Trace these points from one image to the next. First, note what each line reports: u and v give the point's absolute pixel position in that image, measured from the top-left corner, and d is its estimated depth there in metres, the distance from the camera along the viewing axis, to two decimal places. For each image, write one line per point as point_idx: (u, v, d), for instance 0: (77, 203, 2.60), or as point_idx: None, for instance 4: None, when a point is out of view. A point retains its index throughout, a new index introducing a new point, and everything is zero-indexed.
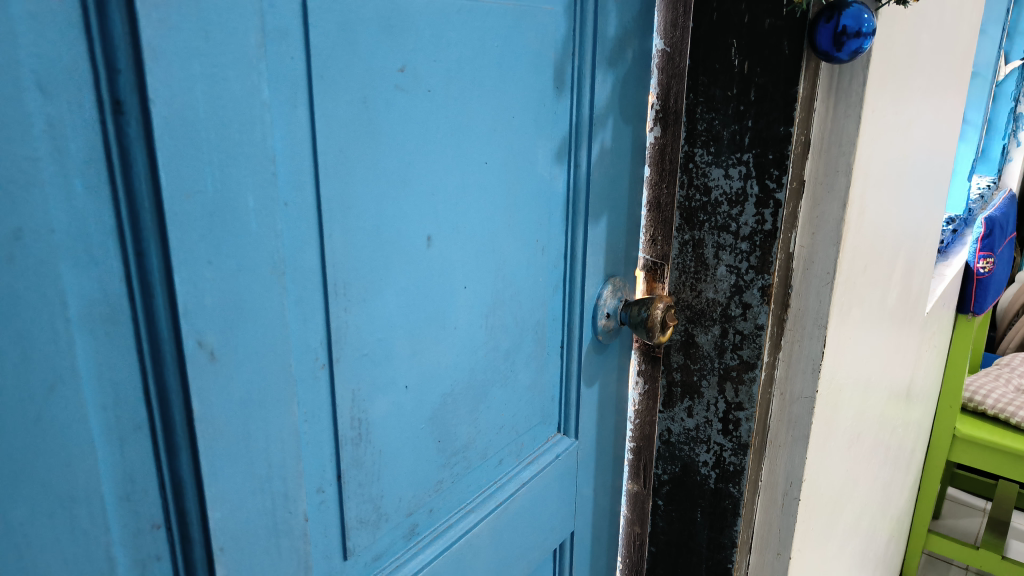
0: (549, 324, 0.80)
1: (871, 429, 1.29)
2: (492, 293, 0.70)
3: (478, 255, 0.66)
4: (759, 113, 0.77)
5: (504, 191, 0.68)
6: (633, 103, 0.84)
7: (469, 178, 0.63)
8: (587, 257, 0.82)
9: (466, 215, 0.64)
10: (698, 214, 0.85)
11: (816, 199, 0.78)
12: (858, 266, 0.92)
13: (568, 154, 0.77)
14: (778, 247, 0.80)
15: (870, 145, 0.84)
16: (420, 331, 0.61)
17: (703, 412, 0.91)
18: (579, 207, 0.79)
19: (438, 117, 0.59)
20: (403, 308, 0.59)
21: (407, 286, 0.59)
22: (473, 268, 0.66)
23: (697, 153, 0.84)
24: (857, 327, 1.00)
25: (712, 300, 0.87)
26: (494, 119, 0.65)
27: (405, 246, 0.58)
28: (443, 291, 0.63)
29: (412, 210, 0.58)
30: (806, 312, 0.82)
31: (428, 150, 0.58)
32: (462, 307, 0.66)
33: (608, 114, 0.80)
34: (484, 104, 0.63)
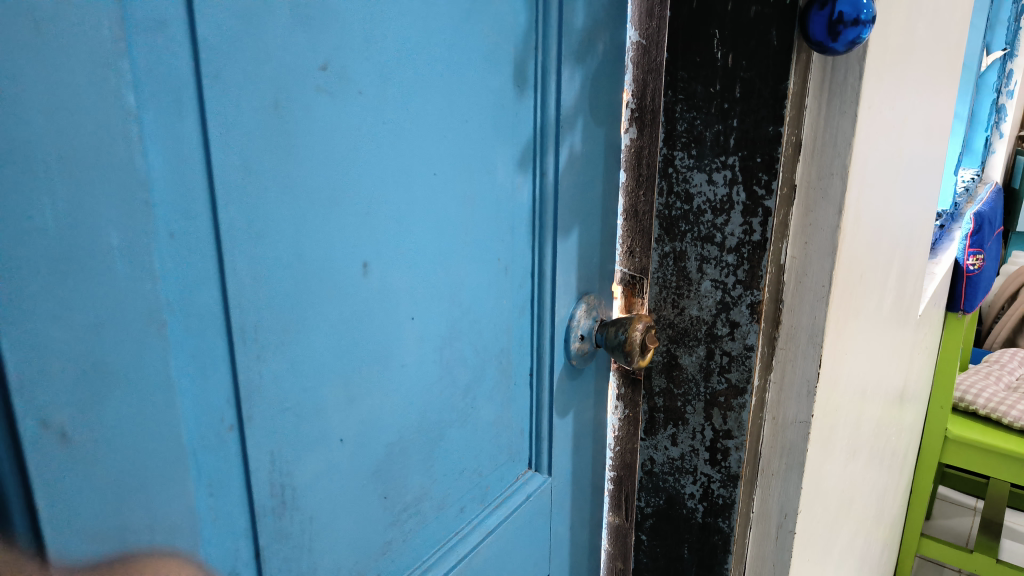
0: (515, 352, 0.71)
1: (865, 444, 1.21)
2: (445, 323, 0.61)
3: (425, 281, 0.58)
4: (746, 111, 0.69)
5: (457, 206, 0.60)
6: (606, 102, 0.76)
7: (415, 195, 0.55)
8: (557, 275, 0.73)
9: (415, 239, 0.56)
10: (679, 223, 0.77)
11: (809, 206, 0.71)
12: (855, 275, 0.85)
13: (532, 162, 0.68)
14: (769, 259, 0.71)
15: (866, 146, 0.76)
16: (358, 376, 0.52)
17: (688, 440, 0.83)
18: (546, 220, 0.71)
19: (370, 123, 0.50)
20: (334, 350, 0.50)
21: (340, 324, 0.50)
22: (422, 296, 0.58)
23: (675, 155, 0.76)
24: (853, 341, 0.93)
25: (697, 318, 0.78)
26: (442, 124, 0.56)
27: (336, 280, 0.49)
28: (385, 324, 0.54)
29: (341, 234, 0.49)
30: (798, 327, 0.75)
31: (360, 161, 0.49)
32: (409, 341, 0.57)
33: (576, 117, 0.71)
34: (430, 106, 0.55)
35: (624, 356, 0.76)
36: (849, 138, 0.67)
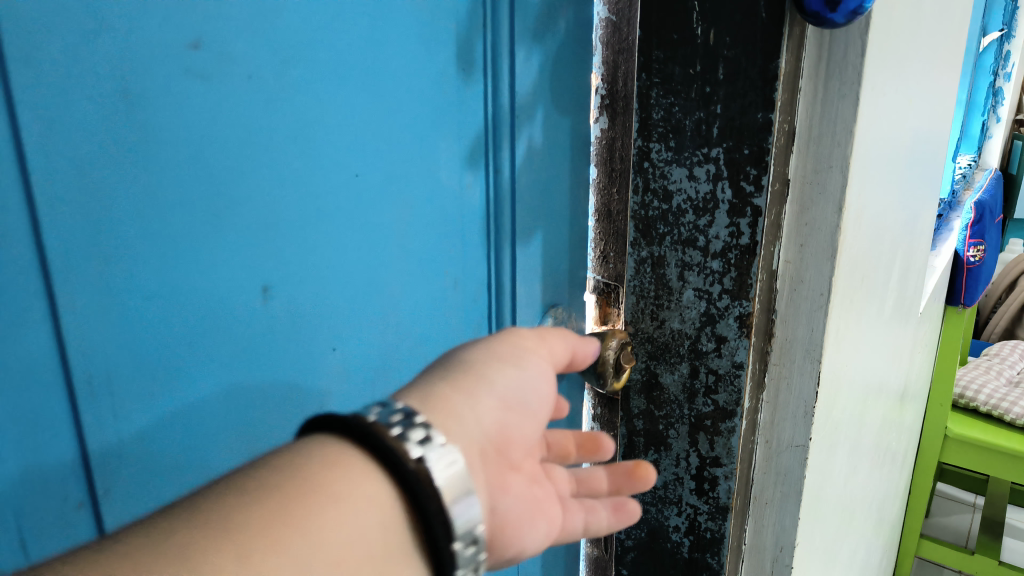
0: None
1: (866, 458, 1.12)
2: (366, 346, 0.53)
3: (343, 300, 0.50)
4: (731, 95, 0.60)
5: (388, 212, 0.52)
6: (572, 87, 0.66)
7: (328, 202, 0.47)
8: (516, 287, 0.65)
9: (329, 258, 0.48)
10: (656, 225, 0.68)
11: (805, 203, 0.61)
12: (854, 278, 0.76)
13: (484, 158, 0.59)
14: (759, 264, 0.63)
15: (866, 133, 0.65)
16: (256, 421, 0.46)
17: (671, 468, 0.73)
18: (502, 224, 0.62)
19: (259, 113, 0.42)
20: (220, 384, 0.43)
21: (234, 356, 0.43)
22: (339, 318, 0.50)
23: (651, 147, 0.66)
24: (852, 349, 0.84)
25: (678, 332, 0.69)
26: (367, 115, 0.49)
27: (234, 309, 0.43)
28: (287, 354, 0.47)
29: (219, 252, 0.41)
30: (795, 340, 0.65)
31: (244, 163, 0.42)
32: (331, 375, 0.51)
33: (538, 105, 0.62)
34: (345, 96, 0.47)
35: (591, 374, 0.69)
36: (851, 124, 0.58)
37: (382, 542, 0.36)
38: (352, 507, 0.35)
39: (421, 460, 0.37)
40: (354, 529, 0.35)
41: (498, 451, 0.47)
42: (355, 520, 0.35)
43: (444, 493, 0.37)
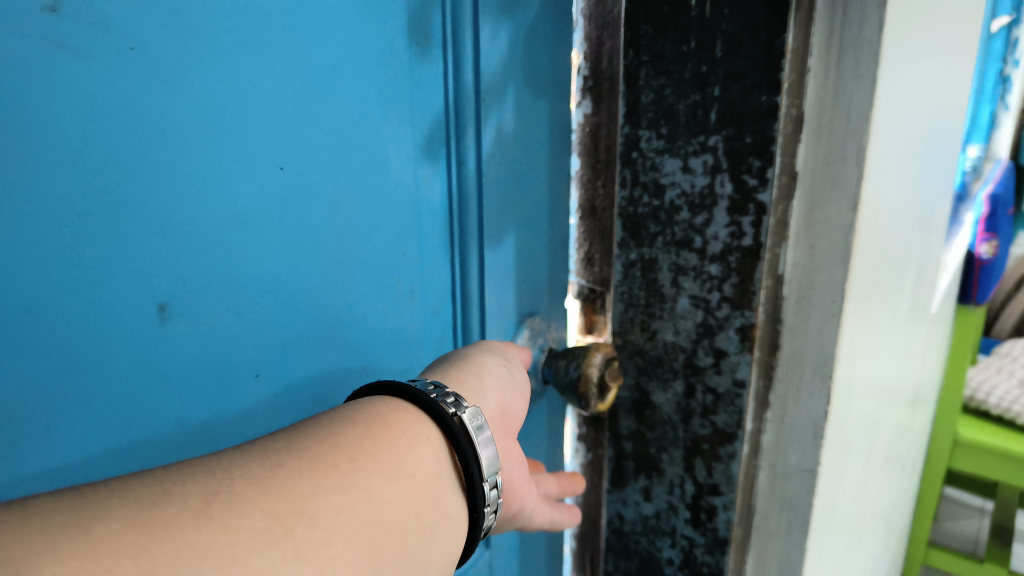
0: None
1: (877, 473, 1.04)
2: (307, 374, 0.44)
3: (275, 319, 0.41)
4: (731, 75, 0.52)
5: (328, 211, 0.44)
6: (548, 67, 0.58)
7: (247, 195, 0.38)
8: (485, 296, 0.57)
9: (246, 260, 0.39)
10: (647, 223, 0.60)
11: (815, 198, 0.52)
12: (870, 280, 0.68)
13: (445, 147, 0.51)
14: (764, 269, 0.54)
15: (888, 116, 0.56)
16: (142, 458, 0.35)
17: (664, 495, 0.66)
18: (467, 224, 0.54)
19: (155, 94, 0.33)
20: (94, 426, 0.32)
21: (126, 388, 0.34)
22: (270, 342, 0.41)
23: (640, 135, 0.58)
24: (867, 356, 0.76)
25: (672, 345, 0.61)
26: (298, 96, 0.40)
27: (121, 327, 0.33)
28: (202, 389, 0.38)
29: (98, 266, 0.32)
30: (804, 354, 0.55)
31: (136, 151, 0.32)
32: (251, 398, 0.41)
33: (508, 87, 0.54)
34: (266, 75, 0.38)
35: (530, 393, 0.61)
36: (868, 109, 0.48)
37: (431, 478, 0.41)
38: (410, 447, 0.41)
39: (454, 415, 0.43)
40: (410, 464, 0.40)
41: (500, 418, 0.50)
42: (410, 457, 0.40)
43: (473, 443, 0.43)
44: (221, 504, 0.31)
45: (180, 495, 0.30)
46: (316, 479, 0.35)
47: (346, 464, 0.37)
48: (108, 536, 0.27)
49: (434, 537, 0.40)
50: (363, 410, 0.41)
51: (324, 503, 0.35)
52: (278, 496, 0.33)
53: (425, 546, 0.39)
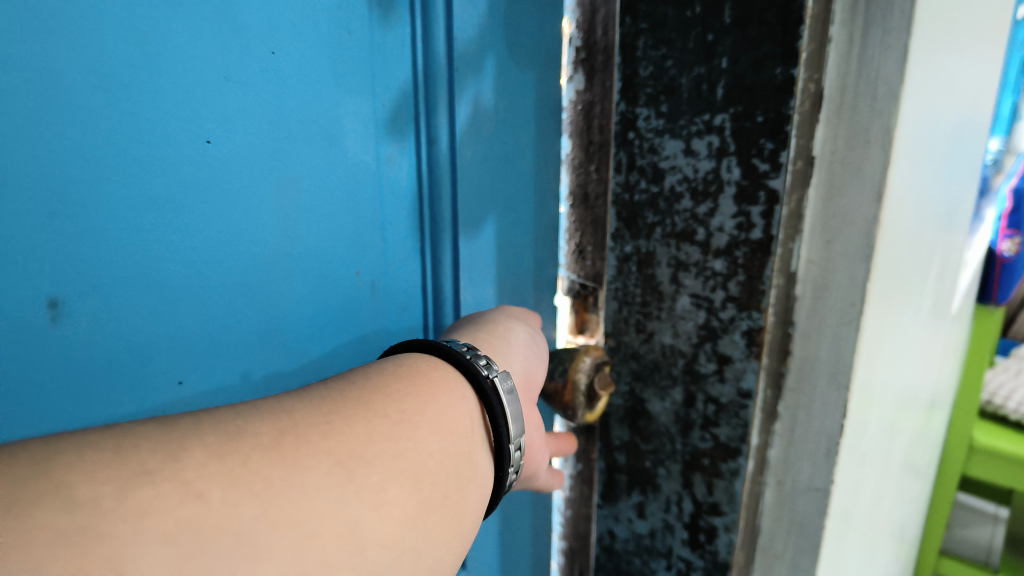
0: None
1: (892, 489, 0.96)
2: (245, 384, 0.38)
3: (208, 318, 0.35)
4: (739, 45, 0.46)
5: (272, 195, 0.37)
6: (535, 37, 0.52)
7: (170, 160, 0.32)
8: (461, 292, 0.50)
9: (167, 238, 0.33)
10: (644, 213, 0.53)
11: (833, 188, 0.45)
12: (894, 279, 0.61)
13: (415, 122, 0.45)
14: (774, 265, 0.48)
15: (921, 92, 0.49)
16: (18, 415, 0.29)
17: (660, 513, 0.60)
18: (440, 210, 0.48)
19: (54, 34, 0.27)
20: None
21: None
22: (199, 345, 0.35)
23: (638, 113, 0.52)
24: (887, 362, 0.69)
25: (670, 349, 0.55)
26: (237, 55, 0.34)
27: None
28: (112, 398, 0.32)
29: None
30: (817, 361, 0.49)
31: (11, 113, 0.27)
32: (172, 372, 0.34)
33: (489, 54, 0.48)
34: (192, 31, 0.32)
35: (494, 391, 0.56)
36: (897, 87, 0.41)
37: (469, 435, 0.39)
38: (451, 404, 0.38)
39: (487, 379, 0.41)
40: (451, 419, 0.37)
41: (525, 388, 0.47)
42: (450, 415, 0.38)
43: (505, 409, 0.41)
44: (289, 445, 0.29)
45: (228, 442, 0.28)
46: (368, 429, 0.33)
47: (395, 417, 0.35)
48: (194, 467, 0.26)
49: (476, 492, 0.38)
50: (398, 366, 0.38)
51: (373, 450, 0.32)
52: (338, 442, 0.31)
53: (469, 500, 0.37)
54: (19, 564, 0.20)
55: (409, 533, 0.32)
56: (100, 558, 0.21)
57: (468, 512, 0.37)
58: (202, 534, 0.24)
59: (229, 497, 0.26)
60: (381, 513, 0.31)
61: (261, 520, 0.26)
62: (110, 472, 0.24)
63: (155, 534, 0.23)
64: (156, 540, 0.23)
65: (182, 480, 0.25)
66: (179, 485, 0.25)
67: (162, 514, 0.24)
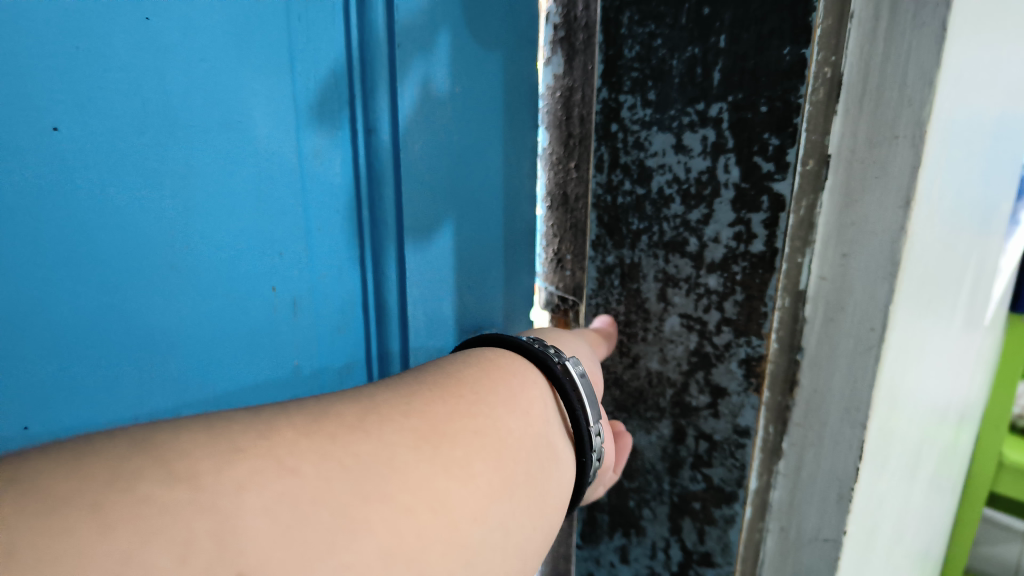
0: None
1: (920, 521, 0.85)
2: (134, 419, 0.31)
3: (66, 345, 0.29)
4: (739, 20, 0.39)
5: (155, 195, 0.30)
6: (502, 13, 0.44)
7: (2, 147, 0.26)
8: (408, 307, 0.43)
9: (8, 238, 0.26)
10: (629, 217, 0.46)
11: (852, 191, 0.37)
12: (926, 299, 0.52)
13: (350, 107, 0.38)
14: (778, 283, 0.41)
15: (960, 77, 0.41)
16: None
17: (645, 560, 0.52)
18: (383, 213, 0.41)
19: None
20: None
21: None
22: (64, 372, 0.29)
23: (622, 101, 0.44)
24: (919, 389, 0.61)
25: (657, 376, 0.47)
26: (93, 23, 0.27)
27: None
28: None
29: None
30: (828, 395, 0.41)
31: None
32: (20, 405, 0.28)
33: (443, 29, 0.41)
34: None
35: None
36: (931, 71, 0.33)
37: (545, 421, 0.35)
38: (522, 387, 0.35)
39: (557, 361, 0.37)
40: (525, 400, 0.34)
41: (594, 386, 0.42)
42: (524, 396, 0.35)
43: (581, 393, 0.37)
44: (372, 422, 0.27)
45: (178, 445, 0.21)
46: (447, 407, 0.30)
47: (471, 396, 0.32)
48: (284, 444, 0.23)
49: (557, 479, 0.34)
50: (466, 356, 0.36)
51: (455, 429, 0.29)
52: (421, 418, 0.29)
53: (551, 485, 0.33)
54: (127, 543, 0.18)
55: (497, 510, 0.28)
56: (202, 532, 0.19)
57: (551, 502, 0.33)
58: (300, 509, 0.22)
59: (321, 471, 0.23)
60: (471, 487, 0.28)
61: (353, 489, 0.24)
62: (205, 450, 0.21)
63: (255, 506, 0.21)
64: (257, 514, 0.21)
65: (273, 457, 0.23)
66: (272, 461, 0.22)
67: (261, 488, 0.21)
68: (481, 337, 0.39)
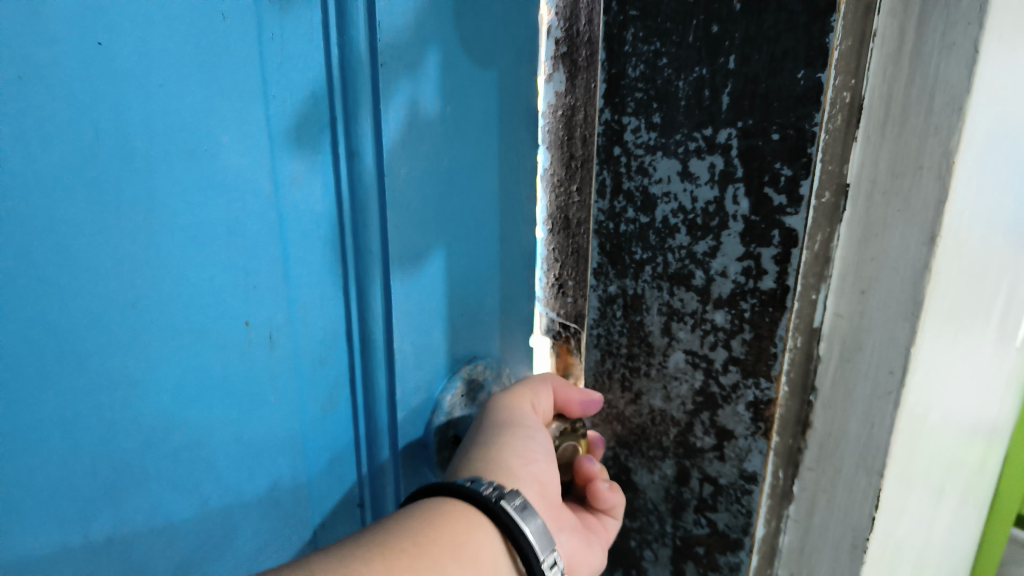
0: (312, 476, 0.39)
1: (945, 547, 0.81)
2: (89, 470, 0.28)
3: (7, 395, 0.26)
4: (748, 40, 0.36)
5: (110, 231, 0.28)
6: (493, 29, 0.42)
7: None
8: (394, 340, 0.41)
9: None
10: (632, 246, 0.43)
11: (872, 226, 0.35)
12: (966, 332, 0.49)
13: (330, 129, 0.36)
14: (789, 322, 0.38)
15: (994, 95, 0.37)
16: None
17: None
18: (367, 241, 0.38)
19: None
20: None
21: None
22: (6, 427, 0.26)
23: (625, 123, 0.41)
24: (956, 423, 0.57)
25: (660, 414, 0.45)
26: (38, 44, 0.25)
27: None
28: None
29: None
30: (843, 439, 0.38)
31: None
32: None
33: (449, 66, 0.40)
34: None
35: (450, 444, 0.47)
36: (961, 96, 0.31)
37: (493, 563, 0.36)
38: (469, 529, 0.35)
39: (497, 500, 0.37)
40: (470, 545, 0.34)
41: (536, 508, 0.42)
42: (470, 540, 0.35)
43: (531, 532, 0.36)
44: None
45: None
46: (391, 561, 0.31)
47: (413, 549, 0.32)
48: None
49: None
50: (411, 509, 0.36)
51: None
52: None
53: None
54: None
55: None
56: None
57: None
58: None
59: None
60: None
61: None
62: None
63: None
64: None
65: None
66: None
67: None
68: (422, 487, 0.38)
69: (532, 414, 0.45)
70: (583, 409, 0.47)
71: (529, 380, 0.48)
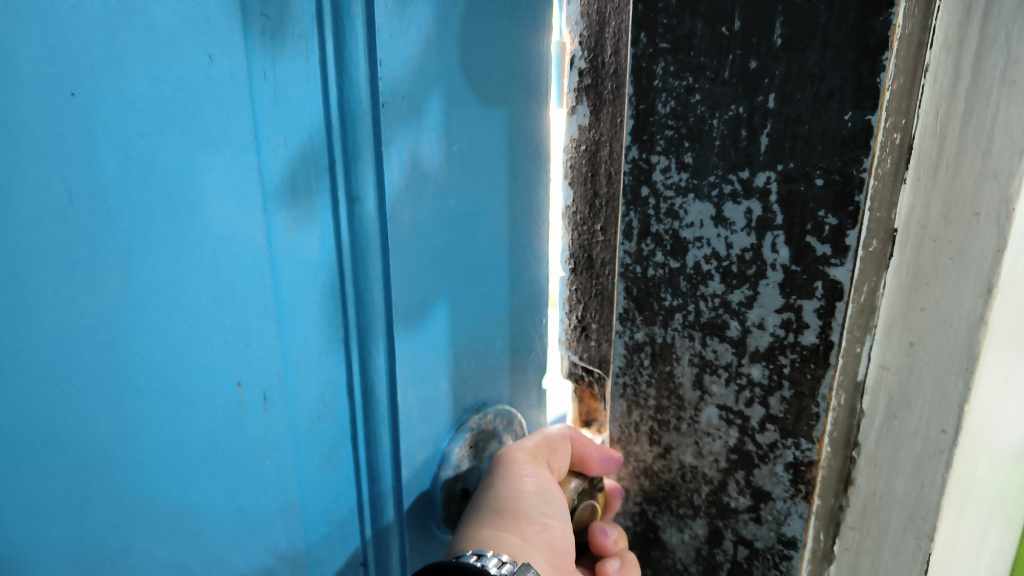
0: (311, 539, 0.37)
1: None
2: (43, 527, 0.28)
3: None
4: (788, 80, 0.33)
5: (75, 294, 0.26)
6: (498, 65, 0.41)
7: None
8: (397, 393, 0.39)
9: None
10: (661, 291, 0.40)
11: (922, 273, 0.32)
12: None
13: (331, 174, 0.34)
14: (833, 380, 0.35)
15: None
16: None
17: None
18: (369, 291, 0.36)
19: None
20: None
21: None
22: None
23: (654, 162, 0.39)
24: None
25: (692, 472, 0.42)
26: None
27: None
28: None
29: None
30: (889, 498, 0.35)
31: None
32: None
33: (448, 101, 0.38)
34: None
35: (458, 498, 0.45)
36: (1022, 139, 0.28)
37: None
38: None
39: None
40: None
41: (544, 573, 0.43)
42: None
43: None
44: None
45: None
46: None
47: None
48: None
49: None
50: None
51: None
52: None
53: None
54: None
55: None
56: None
57: None
58: None
59: None
60: None
61: None
62: None
63: None
64: None
65: None
66: None
67: None
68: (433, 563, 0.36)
69: (546, 476, 0.45)
70: (604, 466, 0.46)
71: (550, 433, 0.47)
